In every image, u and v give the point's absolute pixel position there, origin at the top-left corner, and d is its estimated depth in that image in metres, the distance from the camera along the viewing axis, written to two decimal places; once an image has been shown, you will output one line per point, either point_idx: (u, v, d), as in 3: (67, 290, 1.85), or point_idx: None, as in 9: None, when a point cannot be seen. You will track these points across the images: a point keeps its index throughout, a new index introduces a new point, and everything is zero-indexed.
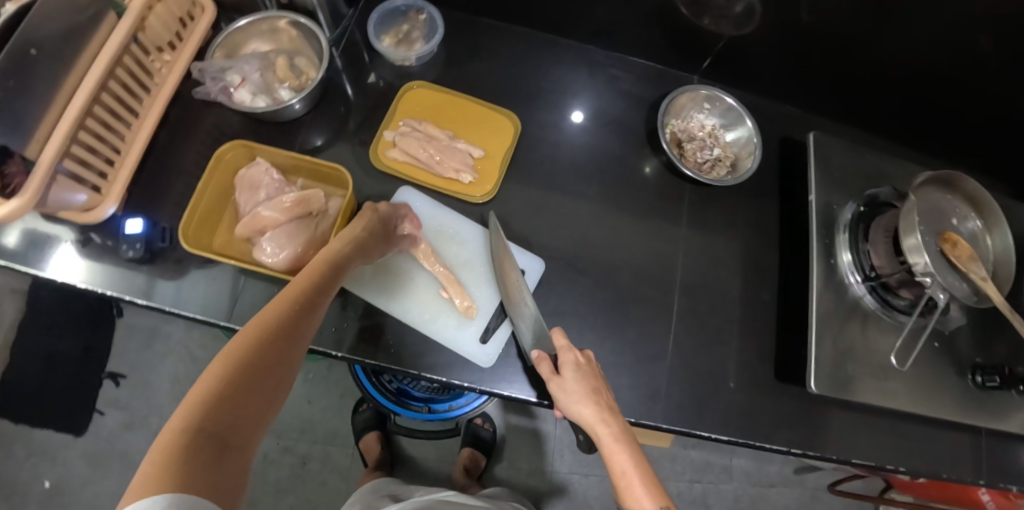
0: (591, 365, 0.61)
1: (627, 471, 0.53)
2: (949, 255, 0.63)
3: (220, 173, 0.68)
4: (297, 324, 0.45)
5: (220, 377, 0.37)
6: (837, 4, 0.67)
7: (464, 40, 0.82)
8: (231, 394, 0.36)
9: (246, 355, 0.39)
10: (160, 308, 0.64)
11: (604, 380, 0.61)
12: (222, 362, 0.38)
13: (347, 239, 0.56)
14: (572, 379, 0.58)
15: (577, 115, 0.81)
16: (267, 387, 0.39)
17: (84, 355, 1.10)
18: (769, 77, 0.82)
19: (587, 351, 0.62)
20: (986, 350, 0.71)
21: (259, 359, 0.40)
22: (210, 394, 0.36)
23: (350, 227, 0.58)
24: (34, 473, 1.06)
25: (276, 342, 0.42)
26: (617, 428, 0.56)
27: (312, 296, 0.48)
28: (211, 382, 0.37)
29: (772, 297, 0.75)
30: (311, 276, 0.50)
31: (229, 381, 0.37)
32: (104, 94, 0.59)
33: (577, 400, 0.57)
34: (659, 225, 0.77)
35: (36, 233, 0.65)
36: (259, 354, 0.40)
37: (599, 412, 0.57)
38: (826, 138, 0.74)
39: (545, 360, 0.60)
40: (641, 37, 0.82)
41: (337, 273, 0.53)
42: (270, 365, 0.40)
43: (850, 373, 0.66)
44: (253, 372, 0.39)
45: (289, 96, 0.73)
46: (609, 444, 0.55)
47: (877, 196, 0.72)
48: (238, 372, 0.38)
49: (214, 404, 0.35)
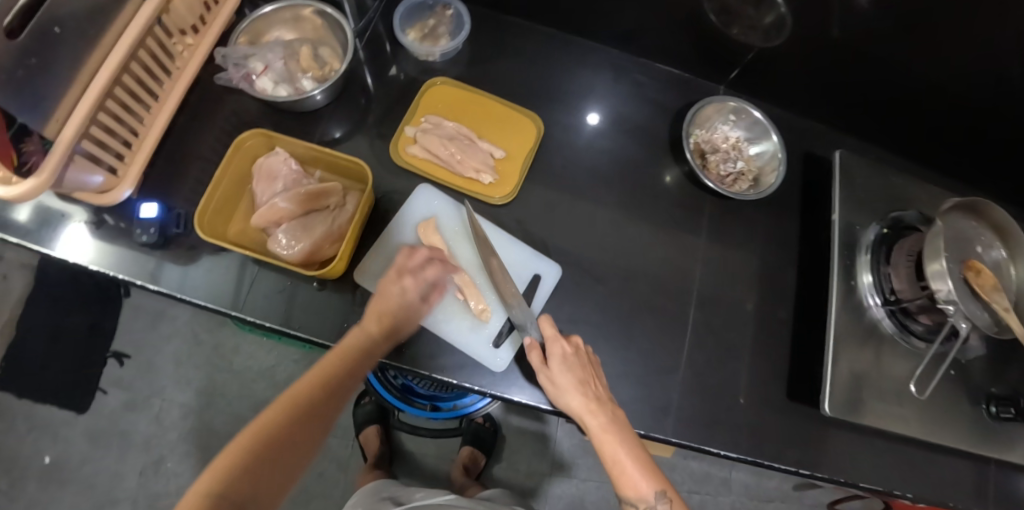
0: (582, 354, 0.60)
1: (619, 459, 0.55)
2: (971, 283, 0.61)
3: (237, 160, 0.67)
4: (318, 407, 0.53)
5: (245, 450, 0.48)
6: (871, 23, 0.66)
7: (489, 38, 0.81)
8: (250, 469, 0.48)
9: (268, 437, 0.49)
10: (172, 295, 0.64)
11: (594, 367, 0.61)
12: (252, 434, 0.49)
13: (380, 324, 0.57)
14: (560, 372, 0.58)
15: (593, 116, 0.80)
16: (283, 463, 0.49)
17: (89, 333, 1.10)
18: (796, 91, 0.81)
19: (575, 338, 0.61)
20: (1000, 379, 0.70)
21: (280, 439, 0.50)
22: (234, 466, 0.47)
23: (384, 296, 0.58)
24: (34, 448, 1.06)
25: (296, 426, 0.51)
26: (605, 418, 0.56)
27: (340, 376, 0.55)
28: (242, 453, 0.48)
29: (788, 315, 0.74)
30: (344, 357, 0.55)
31: (250, 457, 0.48)
32: (125, 75, 0.58)
33: (566, 391, 0.57)
34: (676, 236, 0.76)
35: (50, 212, 0.65)
36: (280, 433, 0.50)
37: (587, 403, 0.57)
38: (852, 157, 0.73)
39: (534, 350, 0.60)
40: (668, 44, 0.81)
41: (370, 356, 0.57)
42: (289, 444, 0.50)
43: (864, 397, 0.65)
44: (272, 446, 0.49)
45: (311, 86, 0.71)
46: (599, 434, 0.56)
47: (901, 220, 0.71)
48: (258, 447, 0.49)
49: (235, 476, 0.47)
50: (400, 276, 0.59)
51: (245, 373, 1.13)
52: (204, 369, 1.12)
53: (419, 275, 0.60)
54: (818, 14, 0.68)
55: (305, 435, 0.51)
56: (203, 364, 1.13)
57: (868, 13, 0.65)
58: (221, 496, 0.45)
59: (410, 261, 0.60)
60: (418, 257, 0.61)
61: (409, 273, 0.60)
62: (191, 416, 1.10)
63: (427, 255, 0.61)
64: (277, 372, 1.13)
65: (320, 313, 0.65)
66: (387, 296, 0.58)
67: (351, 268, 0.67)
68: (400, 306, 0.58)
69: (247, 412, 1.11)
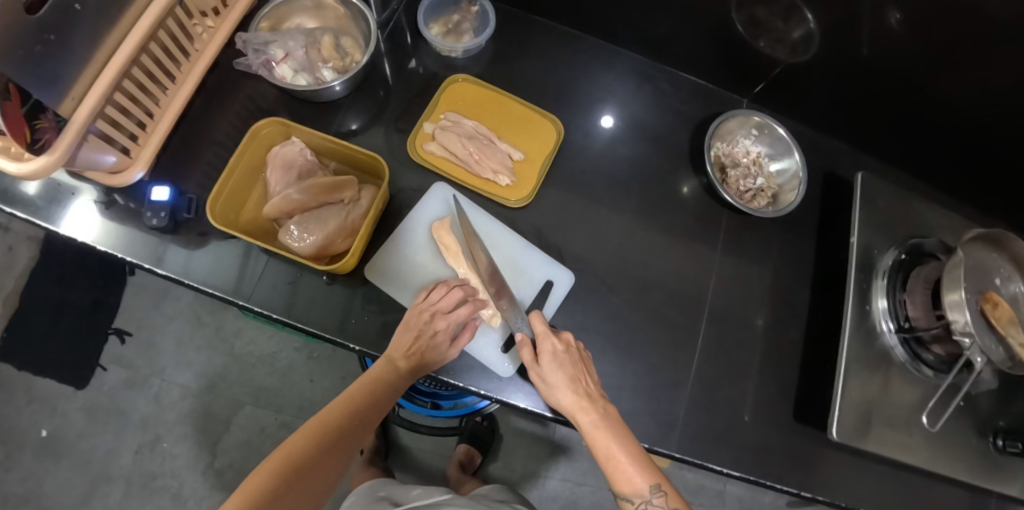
0: (574, 351, 0.59)
1: (612, 453, 0.52)
2: (988, 316, 0.60)
3: (253, 148, 0.66)
4: (345, 436, 0.54)
5: (273, 475, 0.48)
6: (901, 47, 0.65)
7: (513, 36, 0.80)
8: (279, 495, 0.47)
9: (298, 462, 0.50)
10: (179, 281, 0.63)
11: (587, 365, 0.59)
12: (282, 458, 0.49)
13: (407, 362, 0.58)
14: (550, 369, 0.57)
15: (607, 119, 0.79)
16: (308, 490, 0.49)
17: (92, 308, 1.10)
18: (819, 109, 0.80)
19: (566, 335, 0.60)
20: (1008, 411, 0.69)
21: (308, 466, 0.50)
22: (263, 490, 0.47)
23: (407, 335, 0.59)
24: (31, 421, 1.06)
25: (324, 453, 0.51)
26: (597, 415, 0.54)
27: (365, 406, 0.56)
28: (269, 477, 0.48)
29: (798, 335, 0.73)
30: (370, 388, 0.57)
31: (278, 479, 0.48)
32: (144, 55, 0.57)
33: (557, 388, 0.56)
34: (691, 248, 0.75)
35: (60, 189, 0.64)
36: (309, 459, 0.50)
37: (577, 399, 0.55)
38: (873, 180, 0.72)
39: (526, 347, 0.59)
40: (693, 54, 0.79)
41: (393, 390, 0.58)
42: (315, 471, 0.50)
43: (872, 424, 0.64)
44: (298, 471, 0.49)
45: (331, 77, 0.71)
46: (590, 430, 0.54)
47: (921, 246, 0.70)
48: (286, 470, 0.49)
49: (265, 498, 0.46)
50: (432, 317, 0.59)
51: (246, 358, 1.13)
52: (205, 351, 1.12)
53: (452, 317, 0.60)
54: (848, 30, 0.66)
55: (331, 463, 0.52)
56: (204, 346, 1.12)
57: (899, 34, 0.63)
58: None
59: (445, 303, 0.61)
60: (451, 297, 0.61)
61: (441, 316, 0.60)
62: (190, 398, 1.10)
63: (460, 295, 0.62)
64: (278, 359, 1.13)
65: (327, 307, 0.64)
66: (415, 334, 0.58)
67: (362, 264, 0.67)
68: (428, 347, 0.59)
69: (246, 397, 1.11)
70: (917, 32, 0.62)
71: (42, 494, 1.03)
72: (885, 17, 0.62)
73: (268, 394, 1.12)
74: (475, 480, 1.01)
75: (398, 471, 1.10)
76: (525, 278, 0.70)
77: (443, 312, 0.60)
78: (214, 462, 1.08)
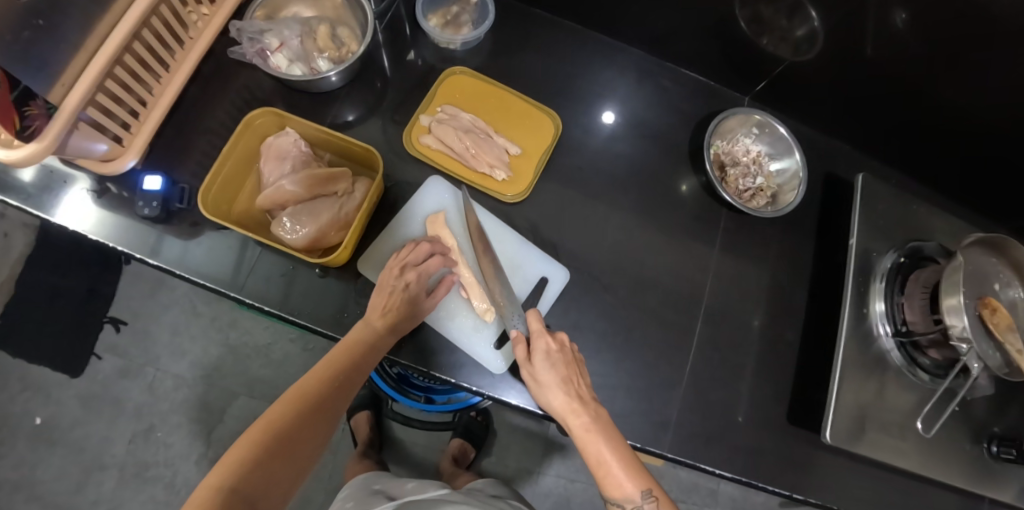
0: (568, 352, 0.58)
1: (603, 458, 0.52)
2: (985, 321, 0.59)
3: (246, 139, 0.65)
4: (326, 403, 0.53)
5: (254, 447, 0.47)
6: (906, 47, 0.63)
7: (513, 29, 0.79)
8: (262, 464, 0.46)
9: (280, 431, 0.49)
10: (169, 270, 0.62)
11: (579, 365, 0.59)
12: (262, 429, 0.48)
13: (384, 319, 0.58)
14: (543, 370, 0.56)
15: (605, 114, 0.78)
16: (293, 459, 0.49)
17: (87, 297, 1.10)
18: (821, 108, 0.79)
19: (561, 335, 0.59)
20: (1003, 417, 0.69)
21: (291, 434, 0.49)
22: (246, 460, 0.46)
23: (381, 294, 0.58)
24: (25, 408, 1.06)
25: (306, 420, 0.51)
26: (588, 418, 0.54)
27: (344, 370, 0.55)
28: (251, 447, 0.47)
29: (794, 337, 0.73)
30: (349, 352, 0.56)
31: (260, 450, 0.47)
32: (136, 42, 0.56)
33: (548, 389, 0.56)
34: (688, 247, 0.75)
35: (52, 176, 0.63)
36: (292, 427, 0.49)
37: (569, 401, 0.55)
38: (874, 182, 0.71)
39: (519, 344, 0.58)
40: (696, 50, 0.78)
41: (373, 351, 0.57)
42: (297, 440, 0.50)
43: (867, 428, 0.64)
44: (280, 439, 0.48)
45: (326, 67, 0.70)
46: (581, 433, 0.53)
47: (920, 249, 0.69)
48: (268, 440, 0.48)
49: (249, 468, 0.46)
50: (402, 270, 0.59)
51: (241, 349, 1.12)
52: (201, 342, 1.12)
53: (421, 268, 0.60)
54: (853, 30, 0.65)
55: (312, 430, 0.51)
56: (199, 336, 1.12)
57: (905, 35, 0.62)
58: (233, 489, 0.44)
59: (412, 257, 0.60)
60: (419, 252, 0.61)
61: (411, 269, 0.59)
62: (185, 388, 1.10)
63: (428, 249, 0.62)
64: (273, 350, 1.13)
65: (319, 300, 0.64)
66: (389, 292, 0.58)
67: (356, 258, 0.66)
68: (405, 299, 0.58)
69: (240, 388, 1.11)
70: (922, 33, 0.61)
71: (35, 481, 1.03)
72: (891, 17, 0.61)
73: (263, 385, 1.12)
74: (469, 474, 1.01)
75: (392, 465, 1.10)
76: (520, 275, 0.69)
77: (413, 265, 0.60)
78: (208, 453, 1.08)
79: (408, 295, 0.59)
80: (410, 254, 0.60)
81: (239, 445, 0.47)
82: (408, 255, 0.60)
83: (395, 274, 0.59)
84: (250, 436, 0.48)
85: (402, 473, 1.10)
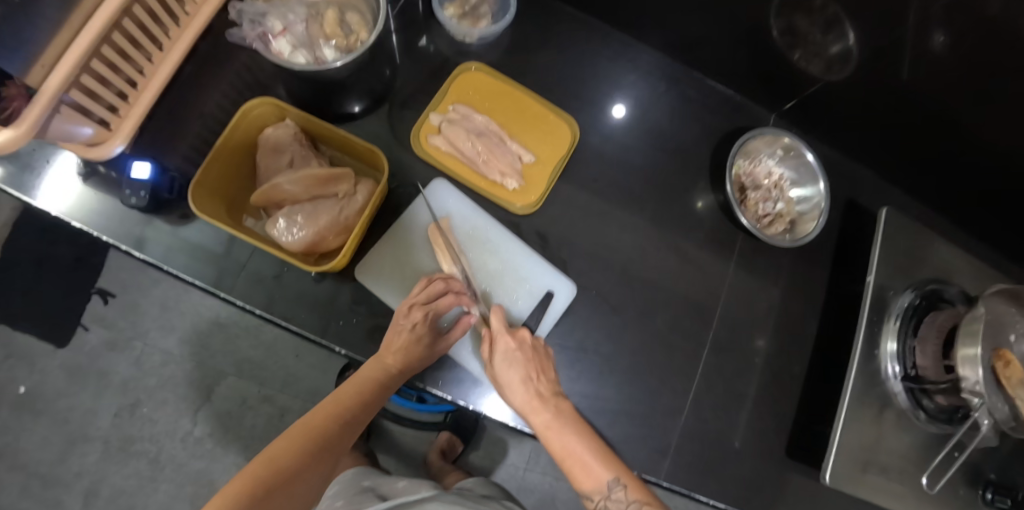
0: (529, 347, 0.56)
1: (568, 449, 0.51)
2: (998, 374, 0.56)
3: (243, 130, 0.61)
4: (332, 439, 0.51)
5: (254, 482, 0.45)
6: (944, 75, 0.59)
7: (534, 24, 0.74)
8: (262, 501, 0.44)
9: (281, 469, 0.47)
10: (159, 265, 0.59)
11: (548, 361, 0.57)
12: (263, 463, 0.47)
13: (395, 357, 0.56)
14: (503, 369, 0.55)
15: (619, 109, 0.75)
16: (295, 497, 0.47)
17: (76, 266, 1.07)
18: (848, 131, 0.76)
19: (522, 332, 0.58)
20: (1003, 465, 0.68)
21: (293, 470, 0.47)
22: (245, 495, 0.44)
23: (390, 337, 0.57)
24: (10, 376, 1.04)
25: (311, 459, 0.49)
26: (548, 414, 0.52)
27: (354, 408, 0.54)
28: (252, 482, 0.45)
29: (800, 369, 0.71)
30: (358, 390, 0.55)
31: (261, 486, 0.45)
32: (126, 20, 0.52)
33: (508, 385, 0.54)
34: (700, 268, 0.72)
35: (34, 155, 0.59)
36: (294, 464, 0.48)
37: (529, 399, 0.53)
38: (898, 217, 0.69)
39: (485, 342, 0.58)
40: (722, 60, 0.74)
41: (384, 391, 0.57)
42: (299, 476, 0.48)
43: (866, 471, 0.63)
44: (281, 476, 0.46)
45: (333, 56, 0.63)
46: (542, 430, 0.52)
47: (938, 291, 0.67)
48: (269, 477, 0.46)
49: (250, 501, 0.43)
50: (412, 308, 0.57)
51: (231, 328, 1.10)
52: (190, 318, 1.09)
53: (429, 307, 0.57)
54: (887, 53, 0.61)
55: (315, 466, 0.49)
56: (190, 312, 1.09)
57: (942, 59, 0.57)
58: None
59: (422, 295, 0.58)
60: (429, 290, 0.59)
61: (420, 307, 0.57)
62: (173, 364, 1.08)
63: (443, 289, 0.59)
64: (264, 331, 1.10)
65: (315, 305, 0.61)
66: (397, 331, 0.56)
67: (355, 261, 0.64)
68: (414, 341, 0.57)
69: (229, 367, 1.09)
70: (961, 62, 0.56)
71: (18, 450, 1.02)
72: (929, 38, 0.56)
73: (252, 366, 1.10)
74: (458, 472, 1.01)
75: (380, 454, 1.10)
76: (526, 291, 0.66)
77: (422, 302, 0.58)
78: (195, 431, 1.07)
79: (414, 335, 0.56)
80: (424, 292, 0.58)
81: (242, 478, 0.45)
82: (419, 290, 0.59)
83: (405, 311, 0.57)
84: (253, 469, 0.46)
85: (390, 464, 1.10)
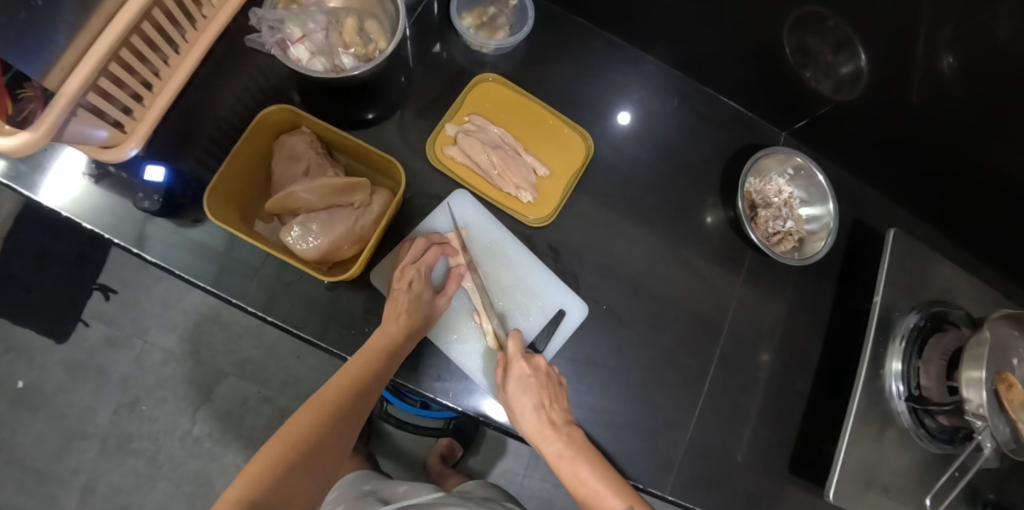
0: (543, 375, 0.57)
1: (580, 480, 0.52)
2: (1000, 397, 0.57)
3: (259, 136, 0.61)
4: (347, 413, 0.51)
5: (274, 460, 0.45)
6: (950, 98, 0.60)
7: (549, 35, 0.74)
8: (283, 477, 0.45)
9: (300, 444, 0.47)
10: (170, 269, 0.59)
11: (560, 388, 0.58)
12: (282, 441, 0.47)
13: (399, 324, 0.56)
14: (516, 394, 0.55)
15: (623, 116, 0.75)
16: (318, 467, 0.48)
17: (77, 261, 1.06)
18: (857, 151, 0.77)
19: (538, 359, 0.58)
20: (1000, 486, 0.69)
21: (312, 445, 0.48)
22: (267, 472, 0.44)
23: (389, 310, 0.57)
24: (8, 371, 1.03)
25: (327, 433, 0.49)
26: (561, 444, 0.54)
27: (365, 377, 0.53)
28: (272, 458, 0.45)
29: (804, 387, 0.72)
30: (368, 361, 0.53)
31: (282, 462, 0.45)
32: (144, 22, 0.51)
33: (521, 412, 0.55)
34: (708, 283, 0.73)
35: (43, 153, 0.59)
36: (312, 439, 0.48)
37: (541, 427, 0.54)
38: (905, 239, 0.69)
39: (499, 367, 0.58)
40: (735, 77, 0.75)
41: (395, 357, 0.55)
42: (318, 448, 0.48)
43: (868, 489, 0.64)
44: (300, 451, 0.47)
45: (351, 64, 0.64)
46: (556, 459, 0.54)
47: (943, 313, 0.68)
48: (289, 452, 0.46)
49: (273, 477, 0.44)
50: (405, 270, 0.58)
51: (233, 328, 1.09)
52: (192, 316, 1.08)
53: (420, 264, 0.58)
54: (896, 75, 0.62)
55: (332, 438, 0.50)
56: (192, 310, 1.09)
57: (951, 81, 0.58)
58: (253, 502, 0.42)
59: (410, 255, 0.59)
60: (415, 248, 0.60)
61: (410, 265, 0.58)
62: (174, 363, 1.07)
63: (427, 244, 0.61)
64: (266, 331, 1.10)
65: (326, 313, 0.61)
66: (395, 296, 0.57)
67: (368, 269, 0.63)
68: (413, 301, 0.57)
69: (230, 367, 1.08)
70: (970, 86, 0.57)
71: (15, 445, 1.01)
72: (939, 61, 0.57)
73: (253, 366, 1.09)
74: (458, 477, 1.02)
75: (380, 457, 1.10)
76: (538, 305, 0.67)
77: (412, 261, 0.59)
78: (193, 430, 1.06)
79: (412, 293, 0.57)
80: (415, 254, 0.59)
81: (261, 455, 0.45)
82: (411, 254, 0.59)
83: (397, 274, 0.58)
84: (273, 446, 0.46)
85: (390, 467, 1.10)
